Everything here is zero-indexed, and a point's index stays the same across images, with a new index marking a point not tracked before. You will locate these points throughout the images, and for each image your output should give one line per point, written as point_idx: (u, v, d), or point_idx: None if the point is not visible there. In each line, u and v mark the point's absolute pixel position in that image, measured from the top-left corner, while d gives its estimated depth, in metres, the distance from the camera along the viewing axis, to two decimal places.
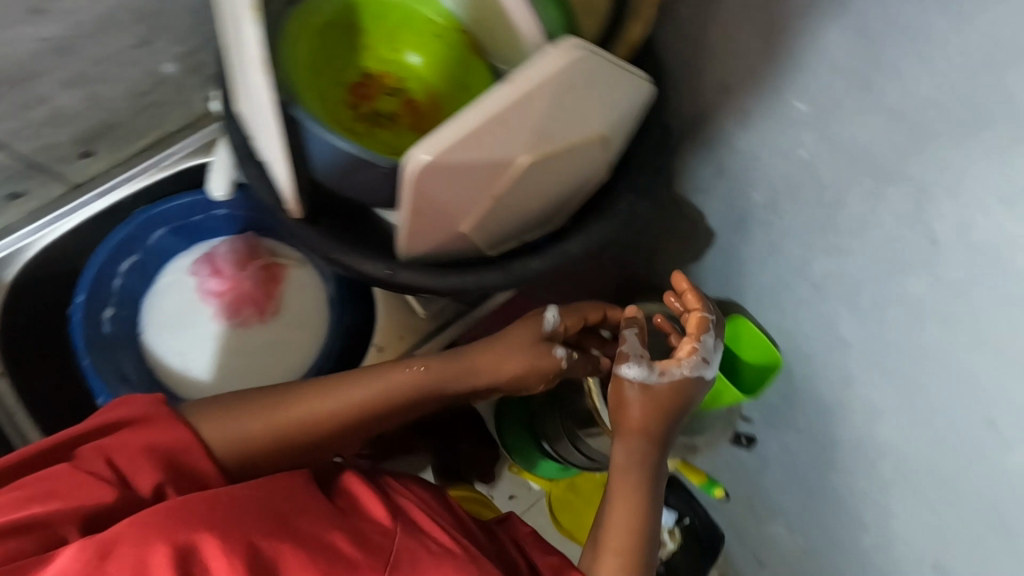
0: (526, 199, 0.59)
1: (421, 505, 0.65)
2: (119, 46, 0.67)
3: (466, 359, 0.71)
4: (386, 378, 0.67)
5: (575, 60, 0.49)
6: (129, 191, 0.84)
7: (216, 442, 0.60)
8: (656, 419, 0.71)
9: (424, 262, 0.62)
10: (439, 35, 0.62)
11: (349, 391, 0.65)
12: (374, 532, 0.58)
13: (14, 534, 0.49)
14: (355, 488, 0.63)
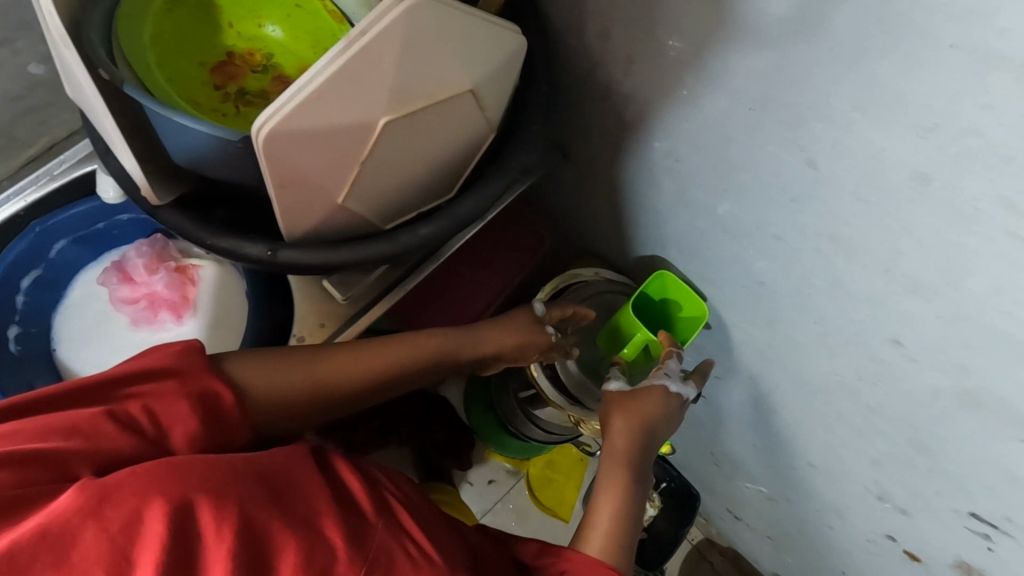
0: (403, 164, 0.58)
1: (407, 497, 0.63)
2: None
3: (466, 335, 0.79)
4: (404, 344, 0.73)
5: (414, 12, 0.47)
6: (22, 205, 0.82)
7: (251, 383, 0.61)
8: (643, 432, 0.83)
9: (304, 241, 0.61)
10: (302, 4, 0.61)
11: (375, 356, 0.70)
12: (363, 521, 0.55)
13: (32, 467, 0.47)
14: (346, 481, 0.60)
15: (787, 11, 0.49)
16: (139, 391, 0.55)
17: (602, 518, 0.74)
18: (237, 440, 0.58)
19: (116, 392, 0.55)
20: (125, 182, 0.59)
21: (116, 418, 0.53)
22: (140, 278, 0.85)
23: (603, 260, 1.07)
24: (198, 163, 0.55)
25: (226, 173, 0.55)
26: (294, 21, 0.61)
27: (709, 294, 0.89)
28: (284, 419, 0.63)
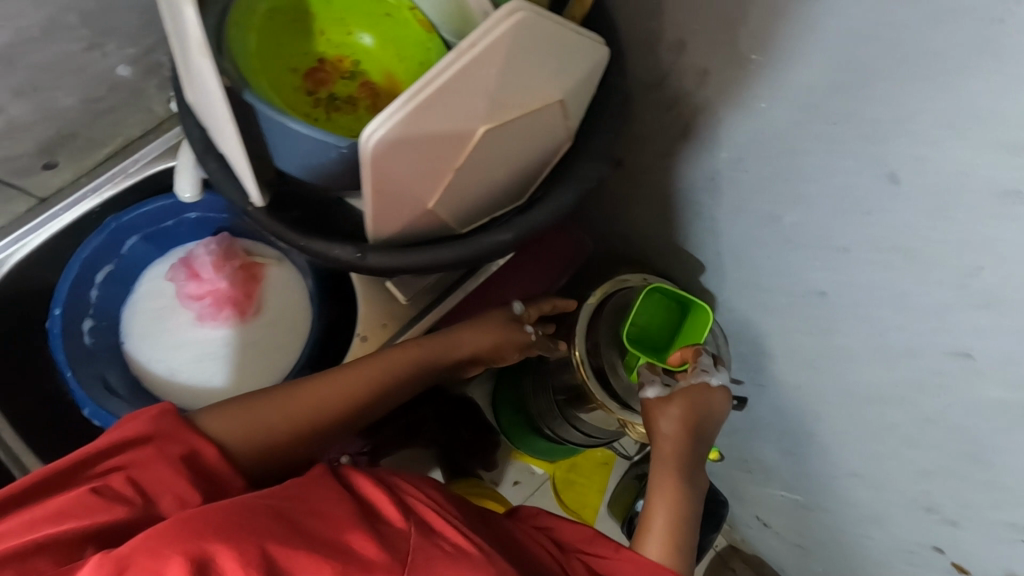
0: (490, 170, 0.60)
1: (433, 496, 0.65)
2: (67, 50, 0.65)
3: (446, 338, 0.81)
4: (383, 359, 0.75)
5: (520, 24, 0.48)
6: (96, 201, 0.82)
7: (229, 432, 0.62)
8: (692, 432, 0.86)
9: (391, 244, 0.62)
10: (391, 14, 0.63)
11: (356, 376, 0.72)
12: (391, 529, 0.57)
13: (32, 557, 0.48)
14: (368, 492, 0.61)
15: (903, 32, 0.49)
16: (120, 463, 0.54)
17: (660, 522, 0.77)
18: (235, 486, 0.59)
19: (93, 469, 0.54)
20: (221, 186, 0.60)
21: (103, 495, 0.52)
22: (205, 273, 0.86)
23: (646, 264, 1.08)
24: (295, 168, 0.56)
25: (319, 178, 0.57)
26: (383, 30, 0.64)
27: (759, 302, 0.89)
28: (277, 456, 0.66)
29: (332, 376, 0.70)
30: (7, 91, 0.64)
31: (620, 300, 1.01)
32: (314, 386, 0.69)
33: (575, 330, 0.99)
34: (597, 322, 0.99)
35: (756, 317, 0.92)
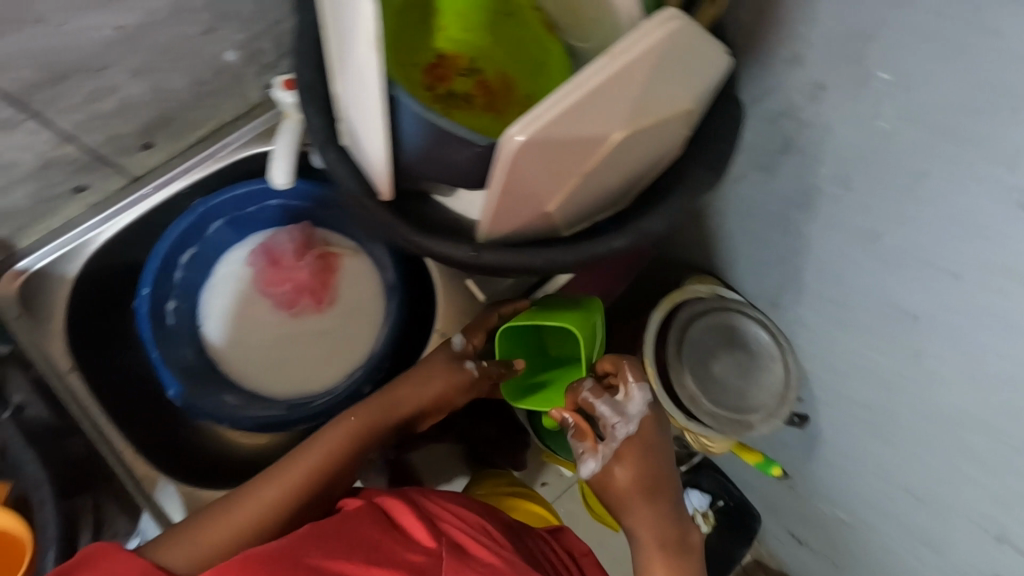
0: (612, 174, 0.59)
1: (465, 520, 0.71)
2: (187, 33, 0.65)
3: (388, 395, 0.78)
4: (327, 440, 0.73)
5: (674, 33, 0.49)
6: (186, 183, 0.83)
7: (178, 560, 0.60)
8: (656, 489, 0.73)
9: (503, 244, 0.62)
10: (513, 14, 0.63)
11: (302, 465, 0.71)
12: (421, 560, 0.63)
13: None
14: (403, 517, 0.68)
15: None
16: None
17: None
18: None
19: None
20: (339, 177, 0.60)
21: None
22: (285, 252, 0.87)
23: (711, 273, 1.07)
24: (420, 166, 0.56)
25: (439, 173, 0.54)
26: (502, 31, 0.64)
27: (835, 319, 0.88)
28: None
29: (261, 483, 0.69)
30: (128, 71, 0.64)
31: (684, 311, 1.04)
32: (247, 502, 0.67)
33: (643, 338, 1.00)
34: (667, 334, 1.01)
35: (829, 334, 0.91)
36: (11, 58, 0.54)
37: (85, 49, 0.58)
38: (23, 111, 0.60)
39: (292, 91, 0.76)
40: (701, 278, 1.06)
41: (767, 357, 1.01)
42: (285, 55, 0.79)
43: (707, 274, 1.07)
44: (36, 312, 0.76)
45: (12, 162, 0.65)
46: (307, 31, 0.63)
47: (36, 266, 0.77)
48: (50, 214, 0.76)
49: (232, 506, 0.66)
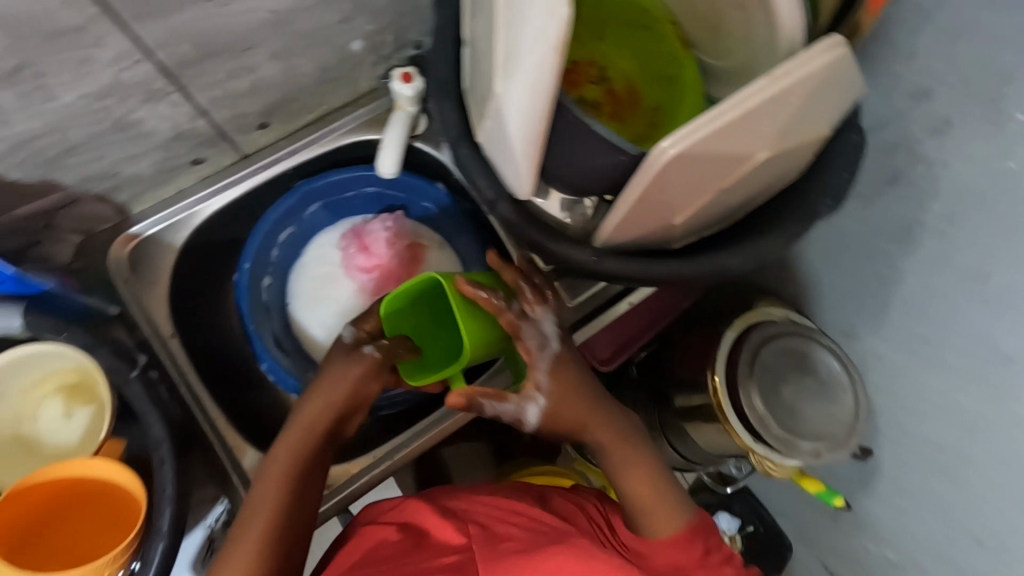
0: (739, 192, 0.60)
1: (491, 507, 0.70)
2: (327, 20, 0.67)
3: (308, 424, 0.66)
4: (263, 495, 0.63)
5: (836, 60, 0.49)
6: (290, 165, 0.84)
7: None
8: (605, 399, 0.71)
9: (620, 252, 0.63)
10: (650, 26, 0.65)
11: (261, 513, 0.62)
12: (452, 560, 0.62)
13: None
14: (426, 522, 0.68)
15: None
16: None
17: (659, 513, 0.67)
18: None
19: None
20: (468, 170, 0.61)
21: None
22: (376, 241, 0.87)
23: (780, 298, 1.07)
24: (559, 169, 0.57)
25: (583, 177, 0.56)
26: (638, 41, 0.65)
27: (919, 356, 0.87)
28: None
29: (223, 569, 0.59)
30: (268, 53, 0.66)
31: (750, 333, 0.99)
32: None
33: (717, 355, 0.98)
34: (737, 354, 0.98)
35: (911, 369, 0.89)
36: (178, 33, 0.56)
37: (243, 29, 0.60)
38: (172, 84, 0.62)
39: (411, 84, 0.79)
40: (772, 303, 1.04)
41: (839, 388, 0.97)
42: (406, 50, 0.81)
43: (776, 298, 1.06)
44: (139, 276, 0.77)
45: (150, 132, 0.67)
46: (447, 26, 0.64)
47: (147, 232, 0.78)
48: (166, 183, 0.78)
49: None
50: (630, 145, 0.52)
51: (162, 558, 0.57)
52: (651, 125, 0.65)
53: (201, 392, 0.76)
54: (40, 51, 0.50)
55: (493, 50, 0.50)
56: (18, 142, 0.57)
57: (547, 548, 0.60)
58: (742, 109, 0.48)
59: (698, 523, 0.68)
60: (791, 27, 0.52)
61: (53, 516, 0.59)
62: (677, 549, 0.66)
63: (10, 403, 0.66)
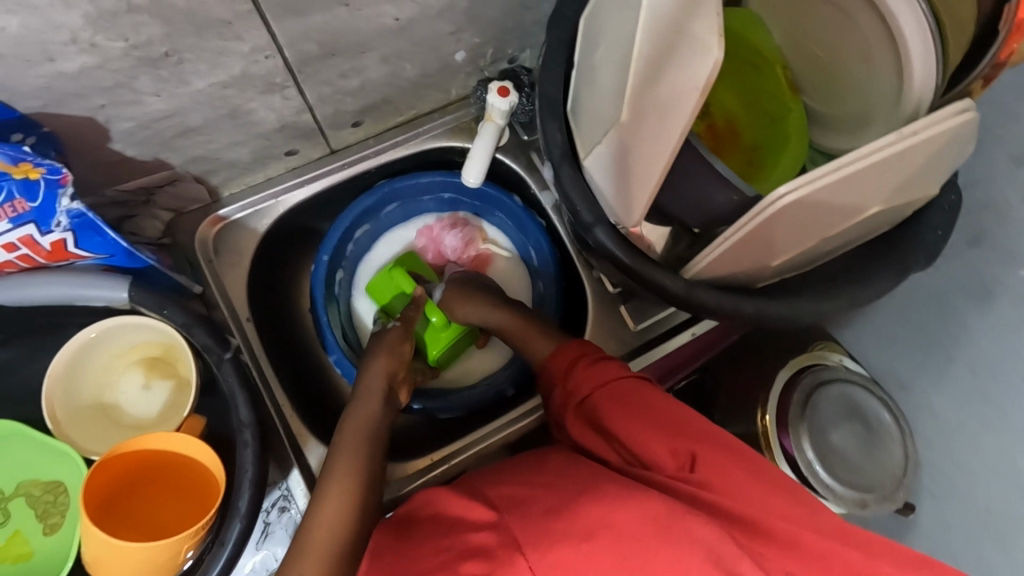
0: (839, 238, 0.61)
1: (507, 475, 0.60)
2: (439, 31, 0.69)
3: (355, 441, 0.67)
4: (341, 462, 0.65)
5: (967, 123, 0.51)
6: (374, 164, 0.85)
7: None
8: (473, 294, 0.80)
9: (709, 283, 0.63)
10: (759, 66, 0.66)
11: (330, 518, 0.60)
12: (488, 537, 0.51)
13: None
14: (453, 507, 0.57)
15: None
16: None
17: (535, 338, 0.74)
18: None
19: None
20: (571, 191, 0.62)
21: None
22: (450, 249, 0.91)
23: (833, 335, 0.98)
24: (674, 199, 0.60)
25: (690, 211, 0.60)
26: (745, 80, 0.66)
27: (981, 419, 0.80)
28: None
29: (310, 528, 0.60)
30: (380, 57, 0.68)
31: (805, 374, 0.88)
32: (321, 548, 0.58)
33: (767, 396, 0.88)
34: (788, 397, 0.86)
35: (972, 433, 0.82)
36: (308, 32, 0.58)
37: (364, 32, 0.62)
38: (290, 79, 0.64)
39: (506, 99, 0.79)
40: (828, 345, 0.94)
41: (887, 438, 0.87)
42: (504, 65, 0.83)
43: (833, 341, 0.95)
44: (223, 255, 0.78)
45: (259, 122, 0.68)
46: (559, 48, 0.65)
47: (235, 216, 0.79)
48: (259, 170, 0.78)
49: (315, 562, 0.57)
50: (747, 186, 0.54)
51: (237, 539, 0.58)
52: (750, 163, 0.66)
53: (272, 378, 0.77)
54: (188, 41, 0.52)
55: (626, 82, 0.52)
56: (146, 122, 0.60)
57: (581, 501, 0.51)
58: (874, 160, 0.49)
59: (580, 340, 0.69)
60: (923, 84, 0.54)
61: (127, 491, 0.61)
62: (608, 391, 0.63)
63: (93, 374, 0.67)
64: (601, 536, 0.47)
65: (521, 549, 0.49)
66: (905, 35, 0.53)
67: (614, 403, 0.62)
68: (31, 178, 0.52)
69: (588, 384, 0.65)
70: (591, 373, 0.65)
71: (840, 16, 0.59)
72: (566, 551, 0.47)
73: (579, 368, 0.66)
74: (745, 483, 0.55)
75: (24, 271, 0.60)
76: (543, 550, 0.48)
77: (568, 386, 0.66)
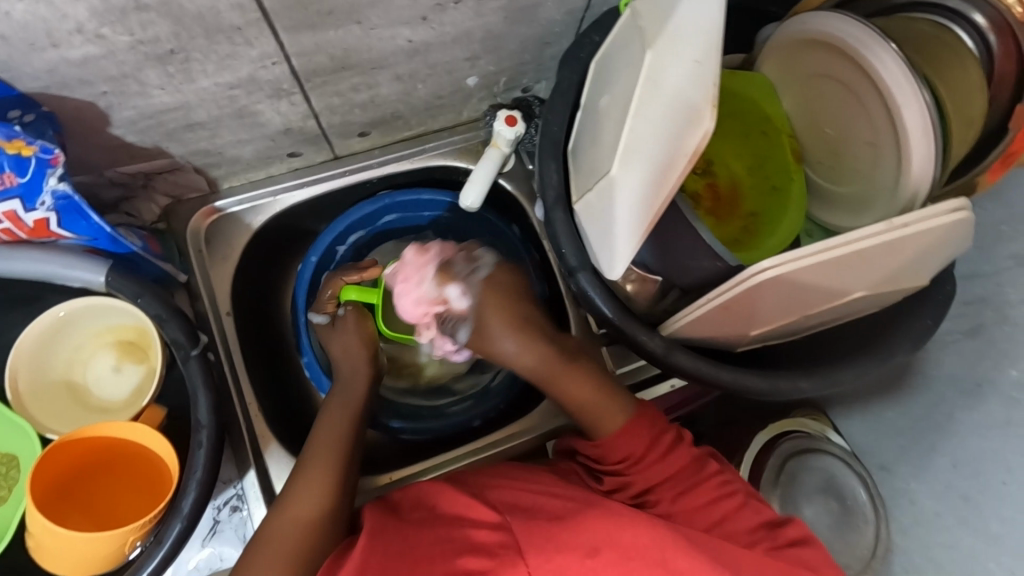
0: (824, 319, 0.61)
1: (506, 478, 0.59)
2: (453, 57, 0.69)
3: (333, 434, 0.68)
4: (320, 442, 0.67)
5: (957, 222, 0.52)
6: (377, 175, 0.84)
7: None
8: (530, 332, 0.68)
9: (683, 345, 0.63)
10: (767, 133, 0.66)
11: (302, 511, 0.61)
12: (493, 536, 0.52)
13: None
14: (449, 500, 0.57)
15: None
16: None
17: (584, 385, 0.66)
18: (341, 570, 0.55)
19: None
20: (562, 233, 0.62)
21: None
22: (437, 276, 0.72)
23: (822, 408, 0.94)
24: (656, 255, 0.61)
25: (677, 267, 0.60)
26: (753, 144, 0.67)
27: (955, 514, 0.73)
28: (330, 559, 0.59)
29: (285, 494, 0.63)
30: (392, 75, 0.68)
31: (785, 436, 0.87)
32: (287, 521, 0.60)
33: (745, 452, 0.87)
34: (764, 460, 0.86)
35: (944, 527, 0.75)
36: (319, 46, 0.59)
37: (375, 50, 0.63)
38: (298, 86, 0.64)
39: (514, 127, 0.78)
40: (813, 413, 0.91)
41: (859, 520, 0.82)
42: (519, 94, 0.82)
43: (819, 411, 0.92)
44: (210, 247, 0.78)
45: (264, 124, 0.68)
46: (568, 89, 0.65)
47: (231, 209, 0.79)
48: (261, 168, 0.78)
49: (282, 529, 0.60)
50: (731, 257, 0.56)
51: (176, 539, 0.57)
52: (743, 229, 0.66)
53: (243, 376, 0.77)
54: (197, 42, 0.53)
55: (619, 135, 0.53)
56: (148, 113, 0.60)
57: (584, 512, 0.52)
58: (859, 247, 0.50)
59: (649, 417, 0.65)
60: (920, 176, 0.54)
61: (84, 478, 0.61)
62: (674, 480, 0.61)
63: (63, 352, 0.67)
64: (606, 554, 0.49)
65: (525, 554, 0.50)
66: (907, 125, 0.54)
67: (687, 500, 0.60)
68: (24, 154, 0.52)
69: (654, 471, 0.62)
70: (663, 462, 0.62)
71: (845, 98, 0.60)
72: (567, 562, 0.49)
73: (652, 450, 0.63)
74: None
75: (6, 243, 0.60)
76: (545, 554, 0.49)
77: (634, 466, 0.62)
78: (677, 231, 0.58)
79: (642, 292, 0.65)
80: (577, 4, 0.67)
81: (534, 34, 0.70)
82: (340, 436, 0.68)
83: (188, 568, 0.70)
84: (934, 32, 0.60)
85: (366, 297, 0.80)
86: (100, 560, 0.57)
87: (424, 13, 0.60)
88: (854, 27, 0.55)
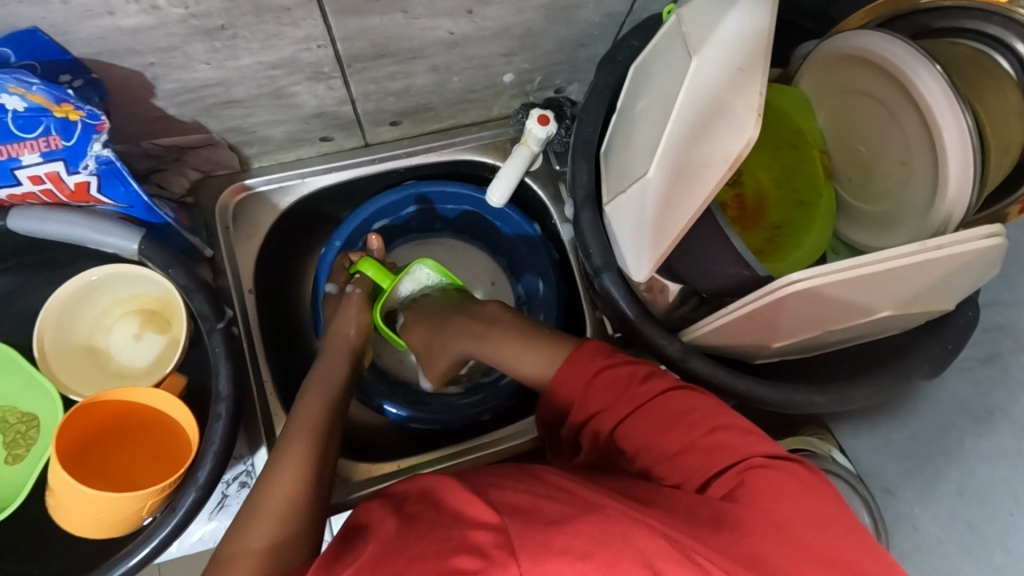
0: (842, 336, 0.61)
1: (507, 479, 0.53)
2: (491, 52, 0.70)
3: (317, 413, 0.66)
4: (303, 420, 0.65)
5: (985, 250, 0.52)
6: (404, 165, 0.85)
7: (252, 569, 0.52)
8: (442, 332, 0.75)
9: (703, 352, 0.64)
10: (799, 147, 0.67)
11: (281, 491, 0.58)
12: (487, 535, 0.45)
13: None
14: (449, 496, 0.51)
15: None
16: None
17: (512, 343, 0.68)
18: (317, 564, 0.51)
19: None
20: (589, 233, 0.63)
21: None
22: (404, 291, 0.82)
23: (829, 428, 0.94)
24: (680, 260, 0.62)
25: (701, 273, 0.61)
26: (783, 157, 0.67)
27: (960, 543, 0.72)
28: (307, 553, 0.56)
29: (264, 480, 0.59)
30: (429, 65, 0.69)
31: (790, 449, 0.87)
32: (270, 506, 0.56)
33: None
34: None
35: (948, 556, 0.74)
36: (363, 31, 0.59)
37: (416, 40, 0.63)
38: (338, 71, 0.65)
39: (545, 126, 0.79)
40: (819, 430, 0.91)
41: None
42: (550, 95, 0.83)
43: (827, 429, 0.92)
44: (237, 221, 0.79)
45: (300, 106, 0.69)
46: (604, 92, 0.65)
47: (260, 188, 0.80)
48: (292, 150, 0.78)
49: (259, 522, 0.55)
50: (759, 266, 0.57)
51: (189, 508, 0.58)
52: (768, 241, 0.66)
53: (260, 351, 0.77)
54: (246, 19, 0.54)
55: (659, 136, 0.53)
56: (190, 86, 0.61)
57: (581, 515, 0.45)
58: (881, 267, 0.50)
59: (589, 352, 0.63)
60: (955, 198, 0.55)
61: (105, 441, 0.62)
62: (638, 413, 0.58)
63: (90, 316, 0.68)
64: (598, 558, 0.42)
65: (516, 554, 0.43)
66: (945, 147, 0.54)
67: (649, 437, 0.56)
68: (70, 118, 0.53)
69: (606, 406, 0.59)
70: (616, 394, 0.59)
71: (881, 117, 0.61)
72: (561, 568, 0.41)
73: (597, 382, 0.60)
74: (795, 518, 0.48)
75: (45, 205, 0.62)
76: (537, 558, 0.42)
77: (583, 405, 0.61)
78: (704, 238, 0.59)
79: (661, 298, 0.66)
80: (617, 8, 0.67)
81: (572, 36, 0.71)
82: (319, 414, 0.66)
83: (192, 540, 0.72)
84: (975, 57, 0.61)
85: (380, 278, 0.78)
86: (118, 522, 0.58)
87: (468, 7, 0.60)
88: (895, 45, 0.56)
